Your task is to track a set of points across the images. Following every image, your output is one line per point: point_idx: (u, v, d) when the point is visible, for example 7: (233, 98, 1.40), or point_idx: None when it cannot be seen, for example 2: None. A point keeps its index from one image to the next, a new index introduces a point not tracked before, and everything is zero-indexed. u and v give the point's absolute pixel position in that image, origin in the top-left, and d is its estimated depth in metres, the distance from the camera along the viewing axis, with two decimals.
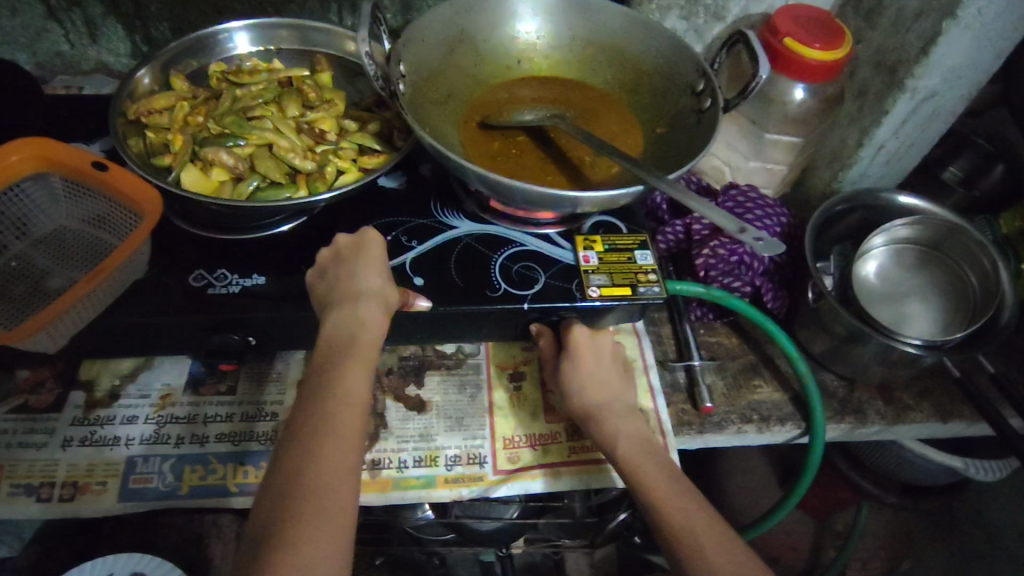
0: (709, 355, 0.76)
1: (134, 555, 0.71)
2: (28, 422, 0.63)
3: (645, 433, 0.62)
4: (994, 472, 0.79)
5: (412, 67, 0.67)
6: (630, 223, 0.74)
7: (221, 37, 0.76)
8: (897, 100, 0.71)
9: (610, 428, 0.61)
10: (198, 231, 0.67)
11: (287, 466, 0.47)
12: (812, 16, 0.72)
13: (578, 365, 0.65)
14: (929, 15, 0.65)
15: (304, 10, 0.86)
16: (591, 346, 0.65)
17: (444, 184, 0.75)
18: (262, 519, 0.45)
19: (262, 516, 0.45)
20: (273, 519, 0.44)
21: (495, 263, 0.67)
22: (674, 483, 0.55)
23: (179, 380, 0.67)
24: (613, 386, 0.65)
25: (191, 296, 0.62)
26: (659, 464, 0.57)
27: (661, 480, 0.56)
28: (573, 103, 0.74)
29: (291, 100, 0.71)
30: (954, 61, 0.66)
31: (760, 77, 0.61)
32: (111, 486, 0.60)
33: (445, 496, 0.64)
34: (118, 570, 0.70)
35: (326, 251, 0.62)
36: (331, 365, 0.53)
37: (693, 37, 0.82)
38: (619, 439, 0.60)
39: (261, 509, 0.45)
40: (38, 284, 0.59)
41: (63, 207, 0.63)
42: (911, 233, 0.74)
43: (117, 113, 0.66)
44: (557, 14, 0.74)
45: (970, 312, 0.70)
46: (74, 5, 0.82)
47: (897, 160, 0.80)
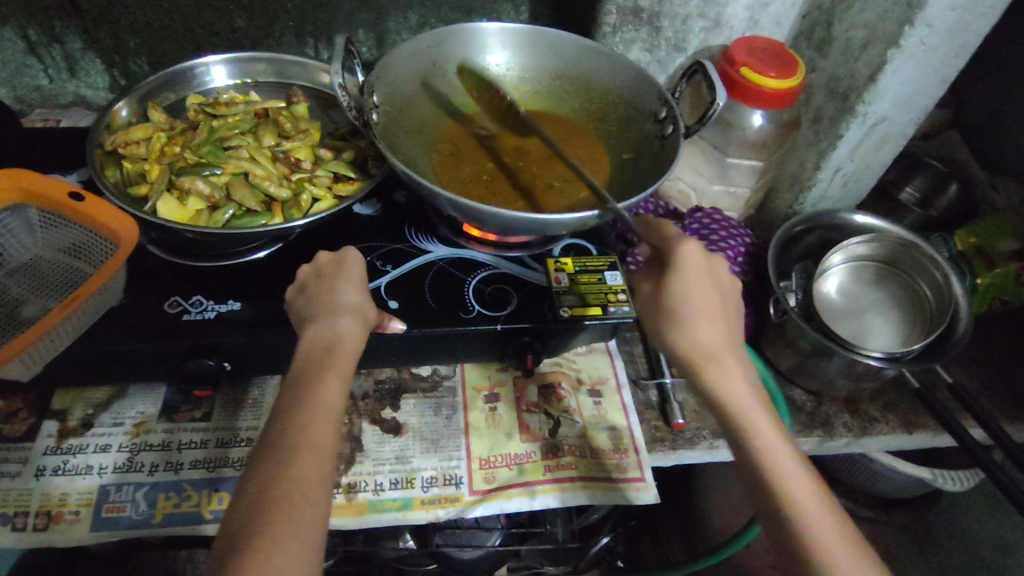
0: (681, 373, 0.77)
1: None
2: (0, 452, 0.62)
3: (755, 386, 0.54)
4: (965, 483, 0.81)
5: (385, 98, 0.69)
6: (600, 245, 0.77)
7: (199, 71, 0.78)
8: (849, 124, 0.74)
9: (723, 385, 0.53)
10: (175, 259, 0.68)
11: (260, 483, 0.47)
12: (766, 47, 0.76)
13: (691, 302, 0.54)
14: (874, 44, 0.69)
15: (280, 44, 0.88)
16: (705, 269, 0.55)
17: (418, 210, 0.77)
18: (234, 534, 0.45)
19: (232, 533, 0.45)
20: (243, 536, 0.45)
21: (468, 286, 0.69)
22: (780, 430, 0.51)
23: (154, 408, 0.67)
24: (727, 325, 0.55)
25: (166, 322, 0.62)
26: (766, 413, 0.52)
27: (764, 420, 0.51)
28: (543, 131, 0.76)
29: (268, 130, 0.73)
30: (901, 87, 0.70)
31: (716, 105, 0.64)
32: (83, 516, 0.60)
33: (421, 518, 0.64)
34: None
35: (306, 268, 0.63)
36: (306, 379, 0.54)
37: (655, 69, 0.85)
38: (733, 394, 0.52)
39: (233, 528, 0.46)
40: (11, 313, 0.60)
41: (38, 236, 0.64)
42: (869, 250, 0.77)
43: (94, 144, 0.67)
44: (525, 48, 0.78)
45: (927, 324, 0.73)
46: (53, 40, 0.84)
47: (854, 181, 0.83)
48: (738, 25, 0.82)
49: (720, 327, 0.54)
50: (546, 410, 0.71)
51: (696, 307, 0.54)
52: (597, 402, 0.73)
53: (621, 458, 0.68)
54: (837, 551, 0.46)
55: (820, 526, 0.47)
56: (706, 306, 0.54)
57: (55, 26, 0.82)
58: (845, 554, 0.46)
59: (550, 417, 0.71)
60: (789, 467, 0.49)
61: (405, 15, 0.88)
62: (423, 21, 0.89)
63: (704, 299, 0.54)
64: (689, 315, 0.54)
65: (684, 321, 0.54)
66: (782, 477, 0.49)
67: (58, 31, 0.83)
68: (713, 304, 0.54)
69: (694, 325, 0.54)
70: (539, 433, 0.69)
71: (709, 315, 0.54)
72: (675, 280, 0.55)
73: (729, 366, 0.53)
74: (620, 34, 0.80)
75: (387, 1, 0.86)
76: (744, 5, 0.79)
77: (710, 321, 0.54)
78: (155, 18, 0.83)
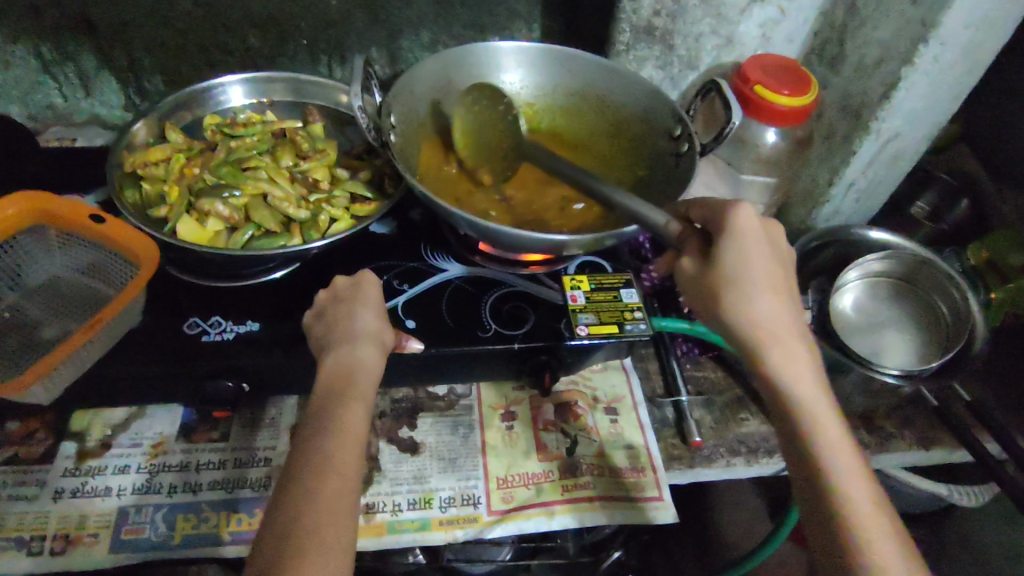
0: (697, 390, 0.77)
1: None
2: (19, 474, 0.62)
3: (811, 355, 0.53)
4: (978, 497, 0.80)
5: (402, 117, 0.70)
6: (614, 263, 0.77)
7: (216, 90, 0.78)
8: (863, 140, 0.75)
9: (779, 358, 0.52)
10: (193, 279, 0.68)
11: (286, 510, 0.48)
12: (778, 64, 0.76)
13: (747, 274, 0.52)
14: (888, 62, 0.69)
15: (294, 62, 0.89)
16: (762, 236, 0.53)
17: (434, 228, 0.77)
18: (262, 558, 0.46)
19: (259, 559, 0.45)
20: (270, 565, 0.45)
21: (485, 304, 0.69)
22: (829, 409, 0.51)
23: (172, 428, 0.67)
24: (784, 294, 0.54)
25: (185, 343, 0.62)
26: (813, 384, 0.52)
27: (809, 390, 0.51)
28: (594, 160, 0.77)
29: (286, 150, 0.73)
30: (913, 104, 0.71)
31: (733, 123, 0.65)
32: (102, 538, 0.59)
33: (440, 539, 0.64)
34: None
35: (322, 294, 0.63)
36: (328, 404, 0.54)
37: (668, 86, 0.85)
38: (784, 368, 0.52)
39: (261, 556, 0.46)
40: (31, 335, 0.60)
41: (57, 258, 0.65)
42: (884, 266, 0.77)
43: (114, 165, 0.67)
44: (540, 66, 0.78)
45: (943, 340, 0.73)
46: (68, 60, 0.84)
47: (867, 198, 0.84)
48: (750, 42, 0.82)
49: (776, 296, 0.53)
50: (563, 428, 0.71)
51: (753, 279, 0.52)
52: (613, 420, 0.73)
53: (639, 477, 0.68)
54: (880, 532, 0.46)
55: (865, 509, 0.47)
56: (762, 276, 0.53)
57: (70, 46, 0.83)
58: (888, 539, 0.46)
59: (567, 435, 0.71)
60: (839, 450, 0.49)
61: (418, 33, 0.88)
62: (436, 38, 0.89)
63: (759, 269, 0.53)
64: (744, 286, 0.52)
65: (742, 293, 0.52)
66: (828, 459, 0.49)
67: (73, 51, 0.84)
68: (769, 275, 0.53)
69: (750, 295, 0.52)
70: (556, 452, 0.69)
71: (765, 290, 0.52)
72: (730, 256, 0.52)
73: (782, 344, 0.52)
74: (633, 52, 0.80)
75: (400, 20, 0.86)
76: (756, 23, 0.79)
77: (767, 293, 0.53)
78: (170, 37, 0.83)
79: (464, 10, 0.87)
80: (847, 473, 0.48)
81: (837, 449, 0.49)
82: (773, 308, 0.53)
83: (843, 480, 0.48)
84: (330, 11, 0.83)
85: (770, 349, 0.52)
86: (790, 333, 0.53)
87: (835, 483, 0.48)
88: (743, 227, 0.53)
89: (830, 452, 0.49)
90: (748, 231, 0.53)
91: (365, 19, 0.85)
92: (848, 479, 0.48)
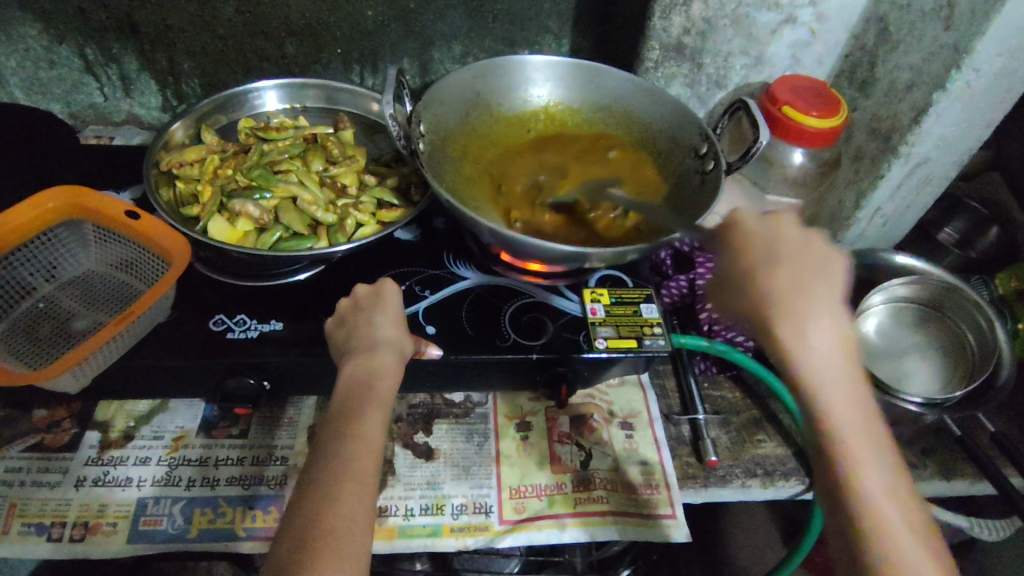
0: (714, 409, 0.77)
1: None
2: (43, 461, 0.63)
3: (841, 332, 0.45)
4: (1001, 530, 0.77)
5: (431, 127, 0.72)
6: (636, 277, 0.77)
7: (252, 95, 0.80)
8: (891, 164, 0.75)
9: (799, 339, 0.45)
10: (221, 278, 0.70)
11: (306, 510, 0.48)
12: (809, 86, 0.76)
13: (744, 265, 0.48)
14: (919, 87, 0.69)
15: (328, 70, 0.91)
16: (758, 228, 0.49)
17: (458, 237, 0.78)
18: (282, 556, 0.46)
19: (281, 559, 0.46)
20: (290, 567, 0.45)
21: (505, 314, 0.70)
22: (851, 395, 0.44)
23: (193, 423, 0.68)
24: (803, 272, 0.47)
25: (211, 340, 0.64)
26: (842, 369, 0.45)
27: (832, 370, 0.44)
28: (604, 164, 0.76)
29: (316, 155, 0.74)
30: (944, 129, 0.70)
31: (760, 143, 0.65)
32: (121, 528, 0.61)
33: (451, 546, 0.64)
34: None
35: (345, 301, 0.64)
36: (349, 407, 0.55)
37: (695, 104, 0.85)
38: (803, 346, 0.45)
39: (281, 553, 0.47)
40: (64, 326, 0.62)
41: (92, 253, 0.67)
42: (909, 292, 0.76)
43: (151, 163, 0.69)
44: (569, 81, 0.79)
45: (968, 369, 0.71)
46: (111, 61, 0.87)
47: (894, 223, 0.83)
48: (780, 64, 0.82)
49: (790, 275, 0.47)
50: (577, 441, 0.71)
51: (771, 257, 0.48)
52: (629, 435, 0.72)
53: (653, 494, 0.68)
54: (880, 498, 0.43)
55: (870, 472, 0.43)
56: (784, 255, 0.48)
57: (114, 47, 0.86)
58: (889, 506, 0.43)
59: (581, 448, 0.70)
60: (860, 445, 0.44)
61: (450, 46, 0.90)
62: (467, 50, 0.91)
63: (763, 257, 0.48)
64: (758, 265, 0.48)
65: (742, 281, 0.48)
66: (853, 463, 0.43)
67: (116, 52, 0.86)
68: (795, 253, 0.48)
69: (771, 271, 0.47)
70: (570, 465, 0.69)
71: (774, 269, 0.47)
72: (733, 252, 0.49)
73: (797, 316, 0.45)
74: (662, 69, 0.81)
75: (433, 32, 0.88)
76: (787, 45, 0.79)
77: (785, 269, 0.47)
78: (209, 42, 0.86)
79: (496, 23, 0.88)
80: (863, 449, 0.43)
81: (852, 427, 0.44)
82: (797, 287, 0.46)
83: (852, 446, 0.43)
84: (365, 22, 0.85)
85: (786, 327, 0.45)
86: (813, 309, 0.45)
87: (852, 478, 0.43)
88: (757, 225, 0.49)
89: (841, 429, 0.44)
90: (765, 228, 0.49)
91: (398, 30, 0.87)
92: (866, 470, 0.43)
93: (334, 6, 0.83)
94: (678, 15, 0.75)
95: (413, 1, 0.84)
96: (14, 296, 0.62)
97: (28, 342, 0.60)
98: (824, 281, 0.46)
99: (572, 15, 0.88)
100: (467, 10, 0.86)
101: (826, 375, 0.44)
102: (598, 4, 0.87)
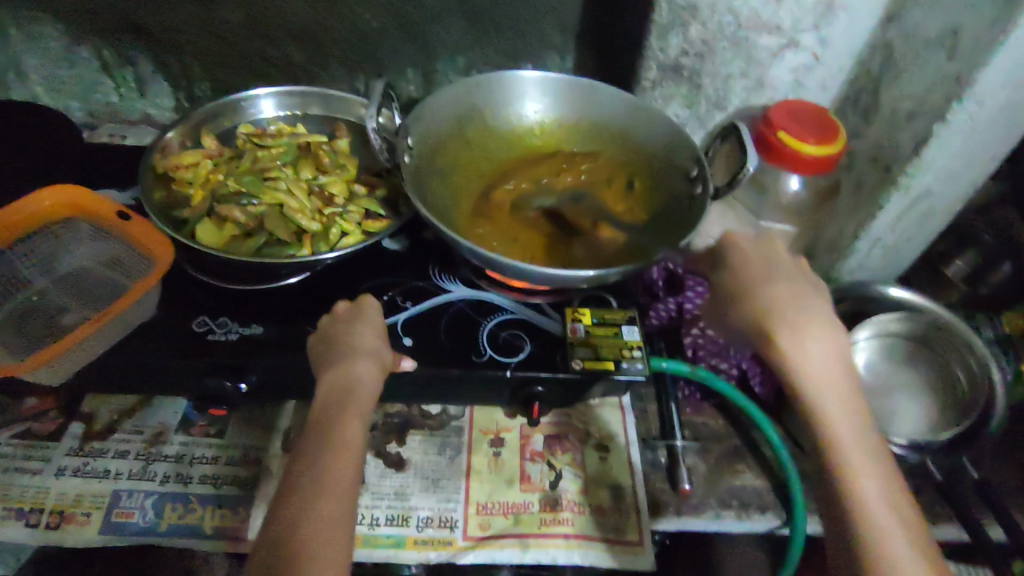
0: (694, 436, 0.75)
1: None
2: (28, 448, 0.66)
3: (833, 342, 0.55)
4: None
5: (421, 140, 0.72)
6: (621, 298, 0.76)
7: (248, 103, 0.82)
8: (891, 195, 0.72)
9: (798, 348, 0.54)
10: (206, 279, 0.71)
11: (285, 517, 0.51)
12: (808, 112, 0.75)
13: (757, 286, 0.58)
14: (920, 117, 0.67)
15: (333, 78, 0.92)
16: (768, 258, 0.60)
17: (445, 250, 0.78)
18: (264, 559, 0.49)
19: (261, 561, 0.49)
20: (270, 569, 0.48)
21: (483, 329, 0.70)
22: (846, 401, 0.53)
23: (173, 419, 0.70)
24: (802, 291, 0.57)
25: (192, 340, 0.65)
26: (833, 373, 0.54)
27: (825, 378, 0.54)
28: (594, 184, 0.76)
29: (307, 164, 0.76)
30: (945, 162, 0.68)
31: (746, 170, 0.63)
32: (94, 518, 0.63)
33: (413, 558, 0.64)
34: None
35: (325, 317, 0.65)
36: (329, 417, 0.57)
37: (694, 125, 0.84)
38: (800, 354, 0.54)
39: (258, 559, 0.50)
40: (53, 321, 0.64)
41: (86, 249, 0.69)
42: (900, 327, 0.73)
43: (146, 166, 0.71)
44: (564, 98, 0.79)
45: (958, 409, 0.69)
46: (127, 63, 0.90)
47: (895, 254, 0.81)
48: (783, 87, 0.80)
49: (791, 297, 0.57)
50: (549, 460, 0.71)
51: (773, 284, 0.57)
52: (603, 458, 0.72)
53: (622, 519, 0.67)
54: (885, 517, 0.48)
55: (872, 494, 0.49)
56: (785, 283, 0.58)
57: (129, 50, 0.89)
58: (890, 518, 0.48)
59: (552, 468, 0.70)
60: (851, 444, 0.51)
61: (453, 58, 0.91)
62: (470, 63, 0.91)
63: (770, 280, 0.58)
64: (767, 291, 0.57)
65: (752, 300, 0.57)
66: (849, 469, 0.50)
67: (131, 55, 0.89)
68: (800, 287, 0.57)
69: (777, 296, 0.57)
70: (539, 484, 0.69)
71: (772, 292, 0.57)
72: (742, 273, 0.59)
73: (795, 330, 0.55)
74: (659, 89, 0.80)
75: (437, 43, 0.89)
76: (788, 68, 0.78)
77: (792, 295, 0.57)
78: (219, 47, 0.88)
79: (499, 37, 0.88)
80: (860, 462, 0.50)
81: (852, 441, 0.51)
82: (792, 303, 0.56)
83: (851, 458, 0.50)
84: (370, 32, 0.87)
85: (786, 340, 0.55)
86: (808, 324, 0.55)
87: (848, 477, 0.50)
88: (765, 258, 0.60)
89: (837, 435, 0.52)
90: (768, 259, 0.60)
91: (402, 40, 0.88)
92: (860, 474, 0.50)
93: (339, 16, 0.85)
94: (675, 36, 0.74)
95: (416, 13, 0.85)
96: (10, 288, 0.65)
97: (17, 336, 0.62)
98: (816, 302, 0.57)
99: (575, 31, 0.88)
100: (470, 23, 0.87)
101: (817, 380, 0.53)
102: (601, 21, 0.87)
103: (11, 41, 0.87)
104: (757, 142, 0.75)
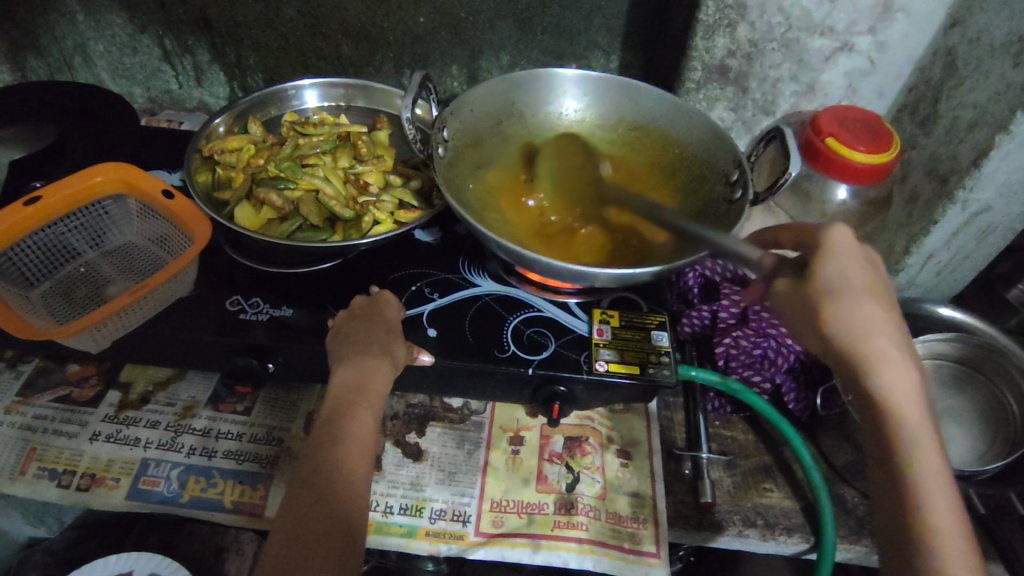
0: (721, 450, 0.73)
1: (150, 555, 0.75)
2: (68, 412, 0.69)
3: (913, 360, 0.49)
4: None
5: (458, 133, 0.72)
6: (653, 301, 0.73)
7: (293, 93, 0.85)
8: (946, 209, 0.68)
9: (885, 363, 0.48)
10: (243, 260, 0.73)
11: (298, 508, 0.53)
12: (860, 119, 0.71)
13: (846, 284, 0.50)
14: (983, 127, 0.63)
15: (380, 72, 0.94)
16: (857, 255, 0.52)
17: (476, 245, 0.78)
18: (275, 551, 0.51)
19: (276, 550, 0.51)
20: (284, 566, 0.50)
21: (508, 325, 0.69)
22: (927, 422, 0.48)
23: (204, 395, 0.72)
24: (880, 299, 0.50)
25: (223, 318, 0.67)
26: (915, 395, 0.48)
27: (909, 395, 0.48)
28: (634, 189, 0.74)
29: (345, 153, 0.79)
30: (1008, 176, 0.63)
31: (788, 174, 0.60)
32: (122, 483, 0.65)
33: (424, 549, 0.64)
34: (136, 567, 0.74)
35: (342, 312, 0.66)
36: (343, 406, 0.59)
37: (739, 129, 0.82)
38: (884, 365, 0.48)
39: (274, 551, 0.51)
40: (98, 290, 0.67)
41: (134, 224, 0.72)
42: (950, 350, 0.70)
43: (194, 149, 0.75)
44: (602, 98, 0.78)
45: (1009, 440, 0.65)
46: (186, 52, 0.94)
47: (949, 273, 0.77)
48: (835, 93, 0.77)
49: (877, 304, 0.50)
50: (568, 462, 0.70)
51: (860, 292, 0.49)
52: (624, 464, 0.70)
53: (639, 529, 0.65)
54: (947, 526, 0.45)
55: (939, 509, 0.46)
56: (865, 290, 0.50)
57: (188, 39, 0.92)
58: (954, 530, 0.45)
59: (571, 471, 0.69)
60: (929, 464, 0.47)
61: (498, 55, 0.91)
62: (513, 61, 0.91)
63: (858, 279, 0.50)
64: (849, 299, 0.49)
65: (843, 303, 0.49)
66: (922, 481, 0.46)
67: (190, 44, 0.93)
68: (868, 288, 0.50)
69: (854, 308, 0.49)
70: (555, 486, 0.68)
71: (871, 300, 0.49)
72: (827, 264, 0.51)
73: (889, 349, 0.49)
74: (704, 91, 0.78)
75: (481, 40, 0.89)
76: (842, 73, 0.75)
77: (864, 310, 0.49)
78: (272, 39, 0.91)
79: (543, 35, 0.88)
80: (931, 472, 0.47)
81: (934, 470, 0.47)
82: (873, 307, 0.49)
83: (925, 475, 0.46)
84: (416, 27, 0.88)
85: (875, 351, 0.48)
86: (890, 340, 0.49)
87: (919, 486, 0.46)
88: (836, 248, 0.51)
89: (920, 460, 0.47)
90: (842, 249, 0.51)
91: (448, 37, 0.89)
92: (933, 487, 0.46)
93: (387, 11, 0.86)
94: (722, 36, 0.72)
95: (464, 10, 0.86)
96: (59, 259, 0.68)
97: (63, 301, 0.66)
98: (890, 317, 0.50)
99: (622, 31, 0.87)
100: (515, 21, 0.86)
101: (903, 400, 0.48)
102: (649, 20, 0.85)
103: (82, 28, 0.92)
104: (805, 148, 0.72)
